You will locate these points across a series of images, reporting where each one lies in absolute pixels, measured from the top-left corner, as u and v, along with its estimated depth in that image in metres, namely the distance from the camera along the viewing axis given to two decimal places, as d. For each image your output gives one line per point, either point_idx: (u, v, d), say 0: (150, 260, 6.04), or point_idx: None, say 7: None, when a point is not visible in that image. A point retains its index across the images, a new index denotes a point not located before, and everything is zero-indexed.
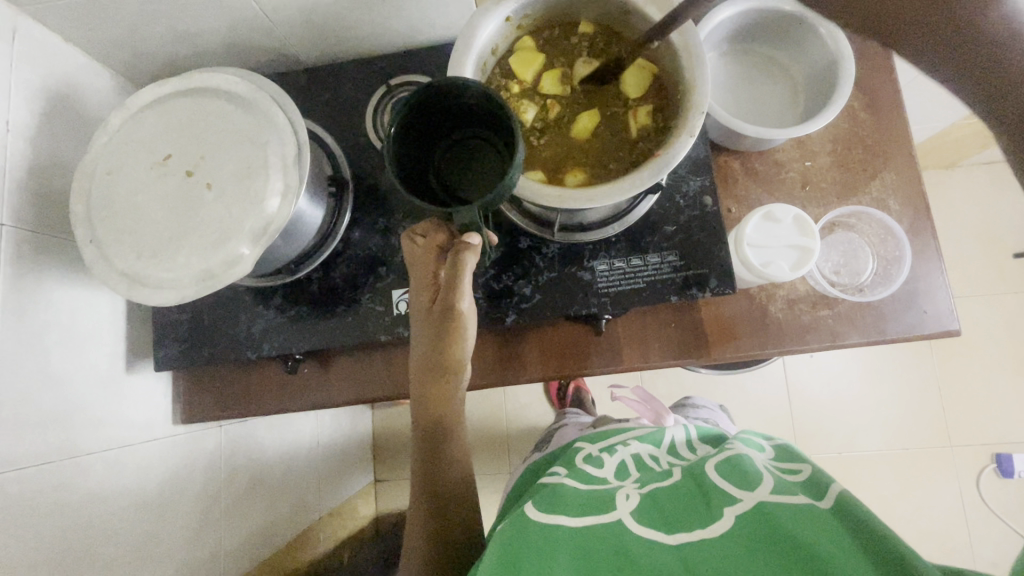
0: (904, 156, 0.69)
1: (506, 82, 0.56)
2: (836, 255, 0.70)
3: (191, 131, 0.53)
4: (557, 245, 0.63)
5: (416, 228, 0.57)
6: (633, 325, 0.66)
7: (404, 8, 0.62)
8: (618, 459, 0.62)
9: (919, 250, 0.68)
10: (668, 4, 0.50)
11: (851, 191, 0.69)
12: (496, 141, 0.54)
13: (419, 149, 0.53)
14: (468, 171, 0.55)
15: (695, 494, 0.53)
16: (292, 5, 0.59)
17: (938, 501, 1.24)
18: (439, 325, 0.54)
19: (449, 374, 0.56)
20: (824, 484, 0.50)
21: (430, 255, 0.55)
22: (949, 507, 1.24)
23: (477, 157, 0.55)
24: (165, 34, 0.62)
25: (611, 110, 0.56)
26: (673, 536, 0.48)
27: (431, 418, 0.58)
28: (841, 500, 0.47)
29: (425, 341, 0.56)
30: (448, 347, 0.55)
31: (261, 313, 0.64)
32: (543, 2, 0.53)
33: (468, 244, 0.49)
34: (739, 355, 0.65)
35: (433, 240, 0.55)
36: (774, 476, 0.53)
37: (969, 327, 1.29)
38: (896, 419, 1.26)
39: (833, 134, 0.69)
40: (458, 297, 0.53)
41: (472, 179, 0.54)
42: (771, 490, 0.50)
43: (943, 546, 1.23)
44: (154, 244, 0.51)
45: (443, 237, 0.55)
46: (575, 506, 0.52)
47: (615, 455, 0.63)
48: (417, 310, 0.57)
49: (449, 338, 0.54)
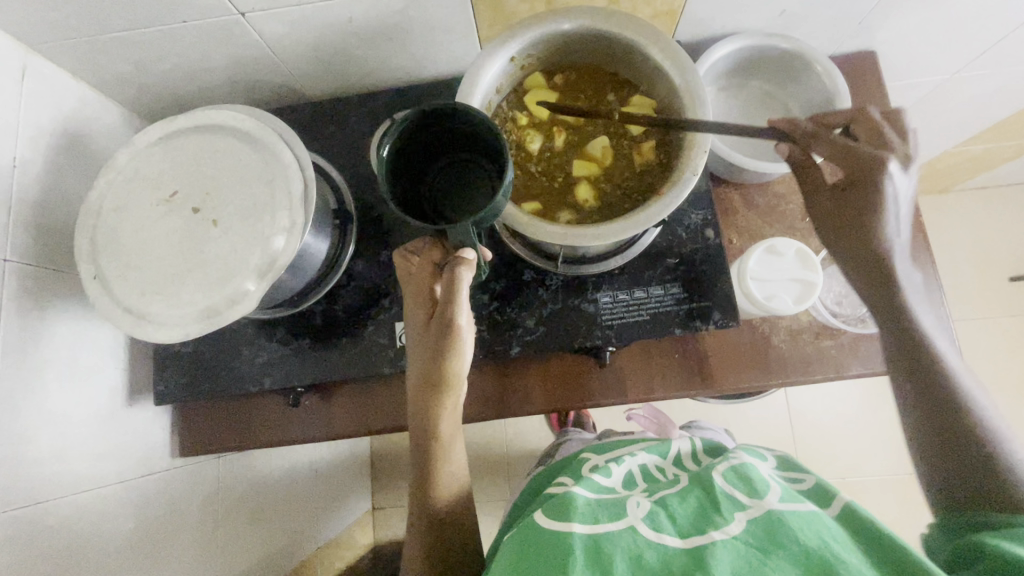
0: None
1: (513, 116, 0.57)
2: (837, 286, 0.70)
3: (198, 169, 0.53)
4: (560, 277, 0.63)
5: (410, 247, 0.57)
6: (637, 356, 0.66)
7: (410, 46, 0.64)
8: (625, 471, 0.61)
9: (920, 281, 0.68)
10: (672, 45, 0.51)
11: None
12: (484, 164, 0.54)
13: (410, 169, 0.54)
14: (459, 193, 0.55)
15: (702, 497, 0.51)
16: (299, 42, 0.60)
17: None
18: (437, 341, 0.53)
19: (447, 391, 0.55)
20: (830, 493, 0.49)
21: (425, 271, 0.55)
22: None
23: (467, 179, 0.55)
24: (173, 71, 0.63)
25: (616, 145, 0.57)
26: (687, 540, 0.46)
27: (427, 435, 0.56)
28: (849, 509, 0.46)
29: (421, 357, 0.55)
30: (445, 363, 0.54)
31: (263, 345, 0.64)
32: (546, 42, 0.54)
33: (464, 257, 0.50)
34: (742, 385, 0.65)
35: (428, 256, 0.55)
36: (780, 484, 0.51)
37: None
38: (900, 443, 1.25)
39: None
40: (455, 312, 0.52)
41: (463, 198, 0.55)
42: (780, 495, 0.49)
43: None
44: (158, 281, 0.51)
45: (438, 255, 0.54)
46: (586, 515, 0.50)
47: (622, 465, 0.62)
48: (412, 326, 0.56)
49: (446, 354, 0.53)
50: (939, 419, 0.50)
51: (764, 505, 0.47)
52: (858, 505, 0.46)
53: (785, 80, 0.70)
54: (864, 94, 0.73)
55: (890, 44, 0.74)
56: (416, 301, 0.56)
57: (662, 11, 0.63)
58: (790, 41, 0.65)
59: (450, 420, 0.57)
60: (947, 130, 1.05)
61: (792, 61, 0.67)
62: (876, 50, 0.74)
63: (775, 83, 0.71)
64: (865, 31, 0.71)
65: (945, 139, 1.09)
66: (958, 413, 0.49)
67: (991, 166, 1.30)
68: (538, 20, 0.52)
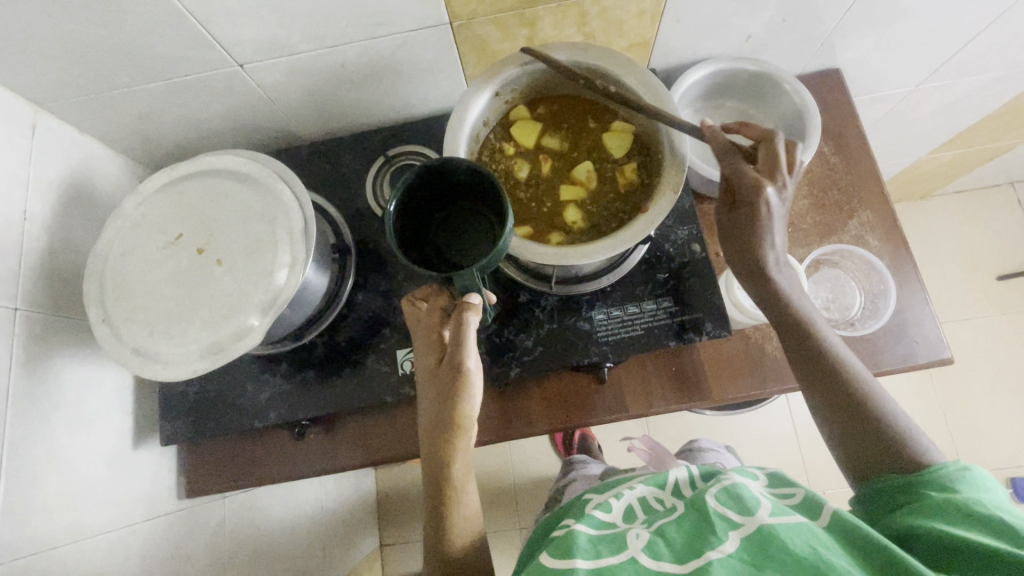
0: (875, 195, 0.73)
1: (501, 147, 0.60)
2: (824, 291, 0.71)
3: (202, 212, 0.56)
4: (555, 297, 0.65)
5: (415, 293, 0.60)
6: (635, 371, 0.67)
7: (400, 86, 0.67)
8: (625, 503, 0.61)
9: (903, 282, 0.70)
10: (645, 73, 0.54)
11: (830, 230, 0.72)
12: (484, 211, 0.57)
13: (414, 220, 0.55)
14: (461, 238, 0.57)
15: (695, 520, 0.51)
16: (295, 87, 0.64)
17: None
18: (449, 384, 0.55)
19: (455, 431, 0.56)
20: (818, 502, 0.49)
21: (432, 316, 0.57)
22: None
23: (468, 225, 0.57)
24: (176, 121, 0.66)
25: (599, 168, 0.59)
26: (686, 565, 0.47)
27: (440, 478, 0.57)
28: (836, 515, 0.47)
29: (433, 400, 0.57)
30: (455, 406, 0.55)
31: (267, 380, 0.65)
32: (527, 78, 0.57)
33: (470, 302, 0.52)
34: (741, 393, 0.66)
35: (436, 302, 0.58)
36: (769, 498, 0.52)
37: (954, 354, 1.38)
38: None
39: (807, 179, 0.74)
40: (464, 355, 0.54)
41: (462, 243, 0.57)
42: (769, 509, 0.49)
43: None
44: (165, 320, 0.52)
45: (445, 300, 0.57)
46: (586, 550, 0.50)
47: (622, 499, 0.62)
48: (422, 371, 0.58)
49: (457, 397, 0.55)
50: (834, 403, 0.53)
51: (756, 521, 0.48)
52: (845, 512, 0.47)
53: (758, 100, 0.73)
54: (833, 110, 0.77)
55: (854, 62, 0.78)
56: (425, 345, 0.58)
57: (636, 43, 0.67)
58: (758, 63, 0.69)
59: (462, 461, 0.58)
60: (919, 138, 1.09)
61: (762, 82, 0.71)
62: (841, 68, 0.79)
63: (749, 103, 0.75)
64: (828, 51, 0.75)
65: (918, 147, 1.13)
66: (855, 399, 0.52)
67: (965, 171, 1.35)
68: (518, 57, 0.55)
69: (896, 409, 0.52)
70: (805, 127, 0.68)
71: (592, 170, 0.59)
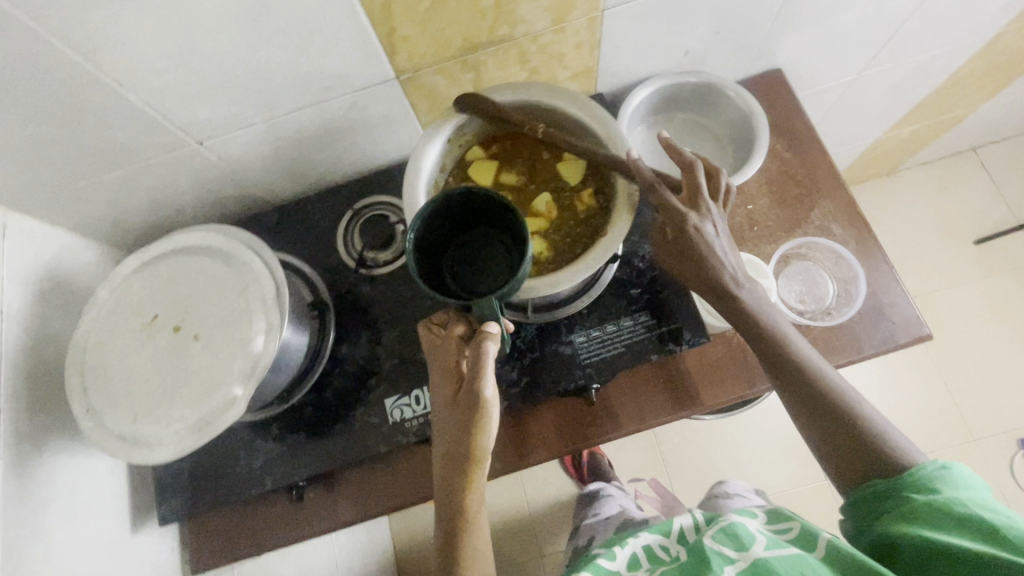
0: (832, 184, 0.75)
1: None
2: (797, 284, 0.73)
3: (175, 290, 0.57)
4: (535, 325, 0.66)
5: (432, 319, 0.60)
6: (624, 389, 0.67)
7: (359, 140, 0.69)
8: (629, 552, 0.60)
9: (872, 265, 0.72)
10: (588, 103, 0.57)
11: (795, 224, 0.74)
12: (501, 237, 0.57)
13: (436, 242, 0.55)
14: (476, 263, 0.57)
15: (696, 564, 0.52)
16: (255, 154, 0.65)
17: None
18: (467, 416, 0.55)
19: (473, 464, 0.56)
20: (814, 535, 0.50)
21: (451, 344, 0.58)
22: None
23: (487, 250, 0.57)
24: (143, 202, 0.67)
25: (558, 197, 0.61)
26: None
27: (455, 513, 0.57)
28: (832, 547, 0.48)
29: (448, 434, 0.57)
30: (472, 439, 0.55)
31: (259, 447, 0.65)
32: (476, 121, 0.59)
33: (487, 332, 0.52)
34: (731, 397, 0.67)
35: (454, 330, 0.57)
36: (766, 535, 0.53)
37: (940, 324, 1.42)
38: (912, 424, 1.36)
39: (765, 178, 0.76)
40: (481, 385, 0.54)
41: (478, 271, 0.56)
42: (764, 545, 0.50)
43: None
44: (148, 402, 0.53)
45: (463, 327, 0.57)
46: None
47: (626, 546, 0.61)
48: (439, 402, 0.58)
49: (473, 430, 0.55)
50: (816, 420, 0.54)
51: (750, 555, 0.49)
52: (840, 543, 0.48)
53: (705, 109, 0.76)
54: (781, 108, 0.80)
55: (794, 60, 0.81)
56: (443, 373, 0.58)
57: (580, 71, 0.69)
58: (699, 76, 0.72)
59: (476, 495, 0.58)
60: (872, 120, 1.13)
61: (706, 92, 0.73)
62: (782, 67, 0.81)
63: (696, 113, 0.77)
64: (767, 53, 0.78)
65: (874, 128, 1.17)
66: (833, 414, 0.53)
67: (925, 143, 1.38)
68: (464, 103, 0.57)
69: (879, 420, 0.52)
70: (754, 129, 0.71)
71: (551, 200, 0.60)
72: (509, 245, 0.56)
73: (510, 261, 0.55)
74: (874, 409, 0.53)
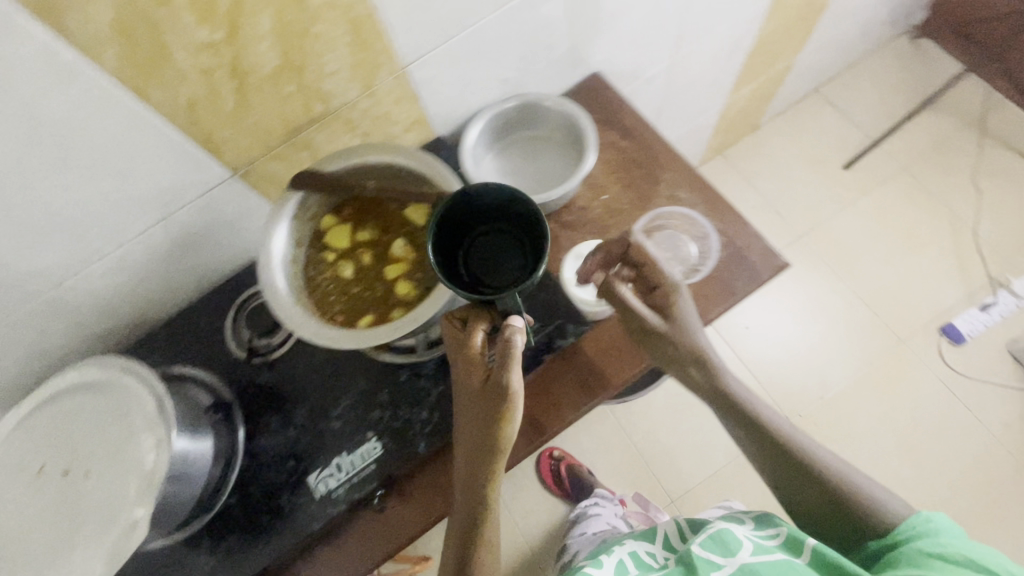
0: (668, 157, 0.83)
1: (322, 257, 0.65)
2: (663, 253, 0.79)
3: (56, 435, 0.56)
4: (432, 361, 0.69)
5: (454, 311, 0.59)
6: (536, 393, 0.70)
7: (220, 239, 0.71)
8: (617, 559, 0.73)
9: (721, 216, 0.79)
10: (409, 151, 0.62)
11: (647, 200, 0.81)
12: (514, 238, 0.59)
13: (450, 238, 0.58)
14: (489, 261, 0.59)
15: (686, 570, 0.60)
16: (118, 281, 0.67)
17: (923, 389, 1.41)
18: (491, 403, 0.55)
19: (497, 454, 0.57)
20: (799, 539, 0.58)
21: (470, 336, 0.57)
22: (936, 391, 1.40)
23: (498, 248, 0.59)
24: (17, 359, 0.67)
25: (411, 239, 0.65)
26: None
27: (477, 499, 0.58)
28: (816, 553, 0.55)
29: (472, 420, 0.58)
30: (497, 426, 0.56)
31: (194, 564, 0.64)
32: (316, 194, 0.63)
33: (512, 325, 0.54)
34: (635, 371, 0.70)
35: (476, 326, 0.57)
36: (754, 541, 0.60)
37: (839, 247, 1.55)
38: (846, 343, 1.47)
39: (610, 167, 0.83)
40: (508, 375, 0.55)
41: (494, 267, 0.58)
42: (751, 552, 0.58)
43: (945, 425, 1.38)
44: (50, 554, 0.52)
45: (484, 322, 0.57)
46: None
47: (614, 555, 0.74)
48: (463, 391, 0.59)
49: (496, 417, 0.56)
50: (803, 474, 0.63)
51: (737, 561, 0.57)
52: (821, 548, 0.56)
53: (538, 124, 0.83)
54: (607, 104, 0.88)
55: (606, 59, 0.90)
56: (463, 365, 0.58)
57: (412, 121, 0.75)
58: (519, 98, 0.79)
59: (498, 484, 0.59)
60: (709, 90, 1.25)
61: (532, 109, 0.81)
62: (599, 68, 0.90)
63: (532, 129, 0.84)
64: (579, 61, 0.86)
65: (715, 96, 1.29)
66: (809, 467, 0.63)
67: (769, 96, 1.53)
68: (296, 181, 0.61)
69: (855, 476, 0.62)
70: (580, 130, 0.78)
71: (406, 244, 0.64)
72: (523, 250, 0.58)
73: (516, 261, 0.57)
74: (853, 470, 0.63)
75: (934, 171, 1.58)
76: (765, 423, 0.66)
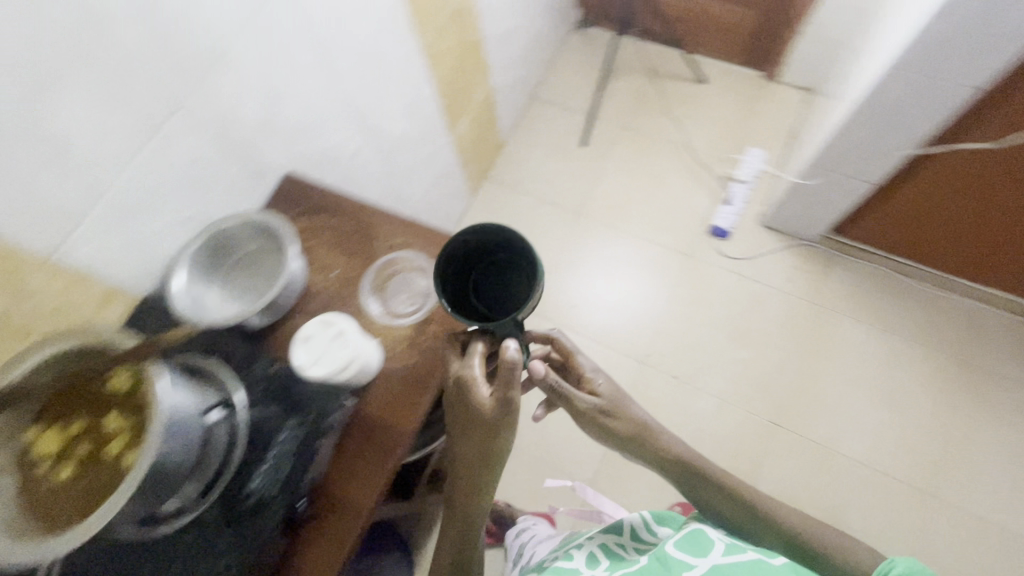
0: (373, 213, 0.91)
1: (35, 472, 0.60)
2: (402, 295, 0.84)
3: None
4: (211, 508, 0.65)
5: (455, 332, 0.78)
6: (338, 479, 0.73)
7: None
8: (585, 552, 0.86)
9: (435, 241, 0.88)
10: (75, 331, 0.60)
11: (369, 257, 0.87)
12: (522, 269, 0.71)
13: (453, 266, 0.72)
14: (503, 285, 0.72)
15: (660, 560, 0.75)
16: None
17: (722, 284, 1.64)
18: (498, 411, 0.71)
19: (496, 446, 0.75)
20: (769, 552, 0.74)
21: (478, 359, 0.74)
22: (731, 281, 1.65)
23: (505, 277, 0.73)
24: None
25: (123, 408, 0.62)
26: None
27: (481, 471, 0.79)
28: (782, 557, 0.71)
29: (474, 426, 0.75)
30: (502, 428, 0.73)
31: None
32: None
33: (505, 352, 0.67)
34: (417, 415, 0.76)
35: (477, 345, 0.73)
36: (723, 543, 0.76)
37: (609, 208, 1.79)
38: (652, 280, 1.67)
39: (327, 244, 0.89)
40: (512, 391, 0.70)
41: (506, 288, 0.72)
42: (723, 551, 0.73)
43: (751, 302, 1.61)
44: None
45: (484, 344, 0.74)
46: None
47: (584, 549, 0.88)
48: (464, 403, 0.75)
49: (502, 423, 0.73)
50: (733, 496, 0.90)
51: (707, 559, 0.72)
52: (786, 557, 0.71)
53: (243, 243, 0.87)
54: (305, 193, 0.95)
55: (290, 158, 0.98)
56: (459, 386, 0.73)
57: (99, 296, 0.74)
58: (207, 232, 0.83)
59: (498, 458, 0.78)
60: (425, 139, 1.41)
61: (227, 236, 0.84)
62: (287, 168, 0.98)
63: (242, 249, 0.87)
64: (261, 169, 0.93)
65: (435, 141, 1.46)
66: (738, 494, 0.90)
67: (491, 119, 1.75)
68: None
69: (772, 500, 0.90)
70: (274, 231, 0.83)
71: (118, 416, 0.62)
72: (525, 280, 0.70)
73: (499, 277, 0.73)
74: (787, 509, 0.90)
75: (645, 118, 1.89)
76: (703, 468, 0.94)
